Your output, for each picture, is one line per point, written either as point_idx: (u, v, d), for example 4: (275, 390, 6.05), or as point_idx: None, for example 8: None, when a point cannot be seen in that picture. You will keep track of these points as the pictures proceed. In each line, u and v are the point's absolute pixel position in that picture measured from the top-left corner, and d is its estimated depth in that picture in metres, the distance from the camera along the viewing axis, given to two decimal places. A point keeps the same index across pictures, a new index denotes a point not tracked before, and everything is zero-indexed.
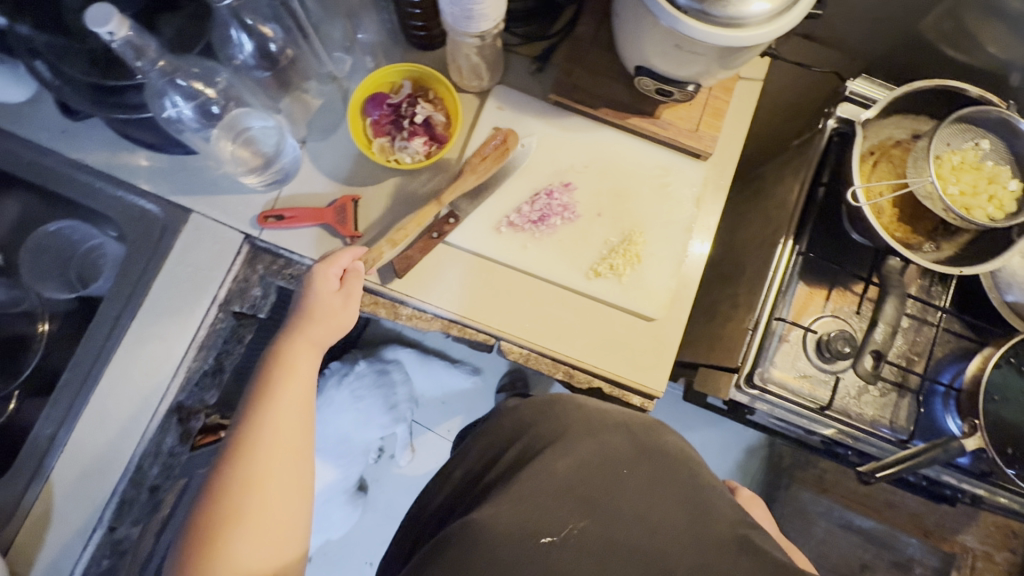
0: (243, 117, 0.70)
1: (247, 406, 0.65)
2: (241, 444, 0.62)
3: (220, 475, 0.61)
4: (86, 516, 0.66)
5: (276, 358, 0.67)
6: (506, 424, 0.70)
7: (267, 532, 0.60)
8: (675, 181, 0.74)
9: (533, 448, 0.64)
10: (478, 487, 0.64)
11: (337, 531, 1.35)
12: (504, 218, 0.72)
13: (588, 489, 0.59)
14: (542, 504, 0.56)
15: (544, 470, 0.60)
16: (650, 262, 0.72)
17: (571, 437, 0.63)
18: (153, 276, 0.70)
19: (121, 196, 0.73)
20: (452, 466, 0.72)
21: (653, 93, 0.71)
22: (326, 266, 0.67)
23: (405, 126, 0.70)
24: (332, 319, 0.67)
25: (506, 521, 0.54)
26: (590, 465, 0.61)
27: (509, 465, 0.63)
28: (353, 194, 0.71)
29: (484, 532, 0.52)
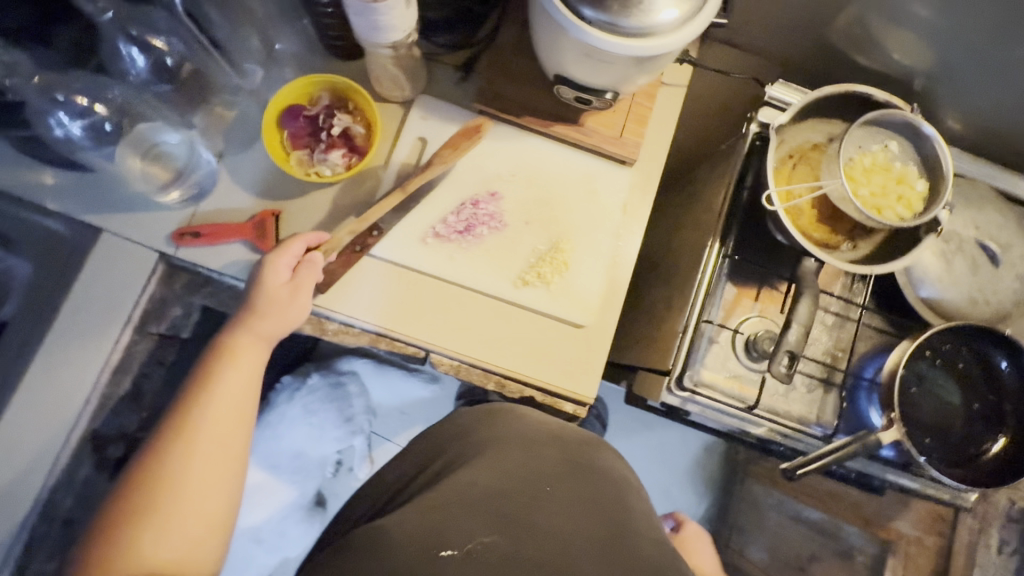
0: (154, 133, 0.71)
1: (185, 395, 0.65)
2: (172, 434, 0.62)
3: (149, 463, 0.61)
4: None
5: (218, 350, 0.67)
6: (442, 434, 0.71)
7: (188, 525, 0.60)
8: (602, 187, 0.75)
9: (460, 454, 0.66)
10: (399, 498, 0.63)
11: (293, 549, 1.31)
12: (432, 228, 0.71)
13: (516, 496, 0.59)
14: (453, 513, 0.55)
15: (470, 473, 0.61)
16: (578, 268, 0.73)
17: (508, 440, 0.66)
18: (60, 298, 0.67)
19: (29, 216, 0.69)
20: (379, 481, 0.70)
21: (574, 101, 0.72)
22: (281, 254, 0.65)
23: (326, 139, 0.70)
24: (268, 317, 0.65)
25: (410, 530, 0.53)
26: (517, 469, 0.62)
27: (430, 477, 0.64)
28: (275, 209, 0.70)
29: (388, 537, 0.52)
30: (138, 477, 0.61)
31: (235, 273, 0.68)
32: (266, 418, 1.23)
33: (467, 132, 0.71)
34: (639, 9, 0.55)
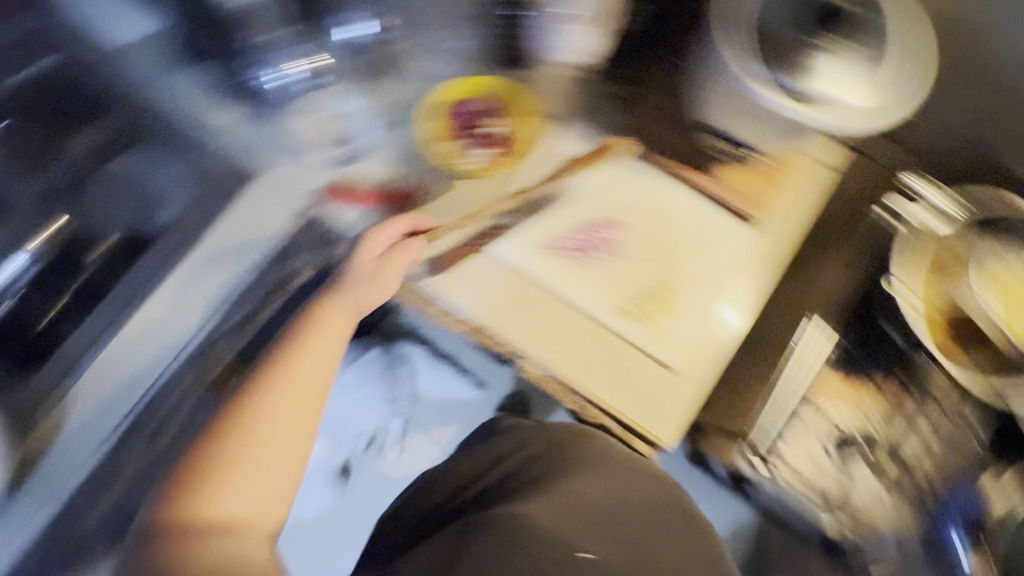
0: (326, 100, 0.79)
1: (262, 368, 0.70)
2: (247, 403, 0.67)
3: (222, 427, 0.67)
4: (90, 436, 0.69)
5: (301, 330, 0.72)
6: (531, 438, 0.76)
7: (252, 489, 0.65)
8: (722, 240, 0.75)
9: (543, 474, 0.71)
10: (500, 483, 0.72)
11: (313, 508, 1.37)
12: (550, 237, 0.74)
13: (611, 521, 0.68)
14: (565, 514, 0.67)
15: (578, 505, 0.68)
16: (682, 312, 0.73)
17: (593, 473, 0.70)
18: (217, 219, 0.75)
19: (208, 147, 0.79)
20: (433, 488, 0.78)
21: (711, 150, 0.77)
22: (380, 242, 0.71)
23: (478, 135, 0.77)
24: (356, 306, 0.72)
25: (552, 539, 0.65)
26: (609, 503, 0.69)
27: (526, 478, 0.72)
28: (414, 186, 0.76)
29: (537, 542, 0.64)
30: (210, 438, 0.67)
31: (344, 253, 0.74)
32: None
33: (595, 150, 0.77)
34: (805, 75, 0.64)
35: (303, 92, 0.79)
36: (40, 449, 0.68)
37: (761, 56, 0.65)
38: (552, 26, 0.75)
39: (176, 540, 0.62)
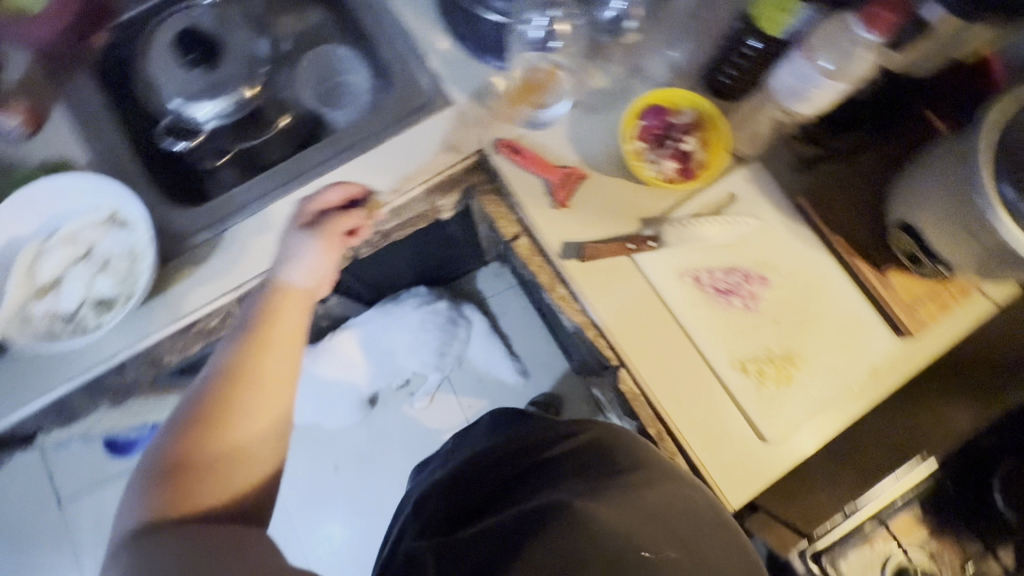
0: (546, 59, 0.76)
1: (232, 363, 0.65)
2: (228, 398, 0.63)
3: (200, 431, 0.62)
4: (209, 287, 0.71)
5: (274, 314, 0.67)
6: (576, 430, 0.74)
7: (243, 483, 0.63)
8: (865, 339, 0.72)
9: (582, 466, 0.69)
10: (547, 468, 0.70)
11: (334, 421, 1.53)
12: (695, 270, 0.73)
13: (669, 519, 0.62)
14: (627, 503, 0.62)
15: (632, 499, 0.62)
16: (798, 391, 0.71)
17: (640, 477, 0.65)
18: (391, 134, 0.76)
19: (412, 62, 0.79)
20: (475, 477, 0.74)
21: (902, 252, 0.70)
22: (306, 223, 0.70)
23: (670, 146, 0.74)
24: (314, 279, 0.69)
25: (613, 528, 0.59)
26: (662, 504, 0.63)
27: (572, 469, 0.69)
28: (584, 170, 0.75)
29: (594, 531, 0.58)
30: (190, 443, 0.62)
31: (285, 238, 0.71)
32: (388, 306, 1.46)
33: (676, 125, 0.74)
34: None
35: (529, 41, 0.74)
36: (174, 276, 0.71)
37: (993, 180, 0.55)
38: (810, 73, 0.58)
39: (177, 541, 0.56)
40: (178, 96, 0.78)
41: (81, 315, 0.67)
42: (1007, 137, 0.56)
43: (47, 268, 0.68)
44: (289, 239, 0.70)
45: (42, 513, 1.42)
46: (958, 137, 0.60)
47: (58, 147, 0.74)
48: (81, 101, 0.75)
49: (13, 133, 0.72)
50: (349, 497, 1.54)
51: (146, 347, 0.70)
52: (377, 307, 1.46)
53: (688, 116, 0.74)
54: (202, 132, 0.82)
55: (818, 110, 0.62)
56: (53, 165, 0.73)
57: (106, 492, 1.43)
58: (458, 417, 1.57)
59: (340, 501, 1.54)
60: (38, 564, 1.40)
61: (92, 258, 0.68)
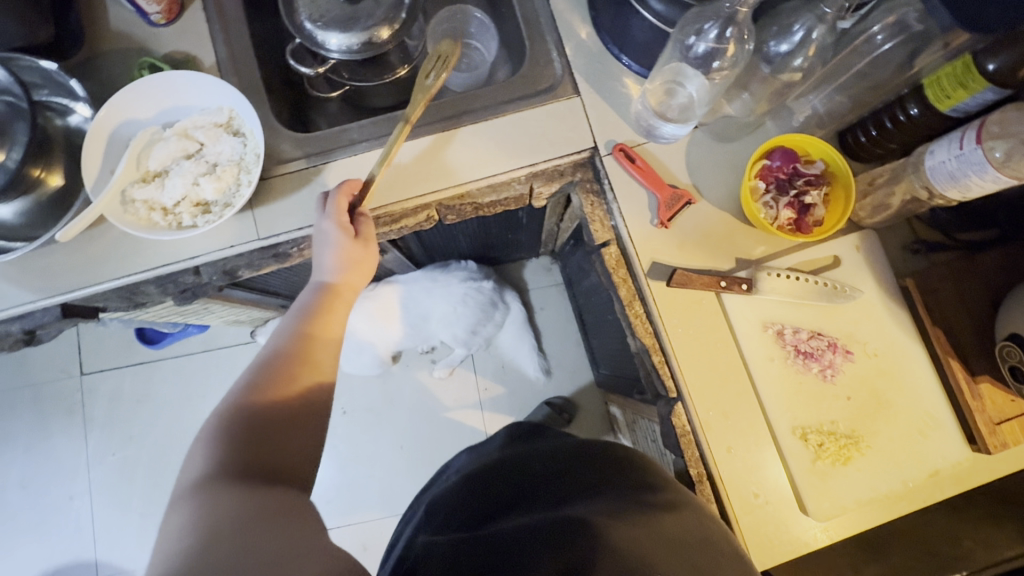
0: (691, 77, 0.71)
1: (279, 350, 0.67)
2: (281, 377, 0.64)
3: (245, 405, 0.61)
4: (301, 216, 0.71)
5: (318, 308, 0.70)
6: (592, 448, 0.70)
7: (290, 456, 0.60)
8: (933, 440, 0.69)
9: (593, 482, 0.62)
10: (554, 484, 0.64)
11: (353, 367, 1.52)
12: (779, 324, 0.71)
13: (689, 548, 0.52)
14: (634, 522, 0.53)
15: (641, 522, 0.53)
16: (853, 475, 0.68)
17: (658, 499, 0.58)
18: (511, 110, 0.75)
19: (546, 43, 0.77)
20: (487, 480, 0.69)
21: (1007, 366, 0.66)
22: (336, 225, 0.68)
23: (790, 193, 0.70)
24: (359, 269, 0.70)
25: (626, 539, 0.50)
26: (681, 530, 0.54)
27: (577, 486, 0.62)
28: (693, 195, 0.73)
29: (606, 541, 0.50)
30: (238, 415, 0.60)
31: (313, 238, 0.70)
32: (436, 272, 1.43)
33: (802, 171, 0.70)
34: None
35: (691, 56, 0.69)
36: (269, 196, 0.71)
37: None
38: (981, 161, 0.54)
39: (235, 495, 0.50)
40: (311, 21, 0.75)
41: (179, 211, 0.68)
42: None
43: (156, 157, 0.68)
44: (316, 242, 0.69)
45: (64, 377, 1.47)
46: None
47: (189, 44, 0.75)
48: (219, 2, 0.76)
49: (150, 17, 0.73)
50: (349, 443, 1.56)
51: (225, 256, 0.71)
52: (426, 270, 1.44)
53: (821, 166, 0.70)
54: (327, 65, 0.80)
55: (966, 197, 0.60)
56: (181, 57, 0.74)
57: (126, 375, 1.48)
58: (472, 397, 1.58)
59: (337, 444, 1.56)
60: (50, 424, 1.46)
61: (201, 159, 0.68)
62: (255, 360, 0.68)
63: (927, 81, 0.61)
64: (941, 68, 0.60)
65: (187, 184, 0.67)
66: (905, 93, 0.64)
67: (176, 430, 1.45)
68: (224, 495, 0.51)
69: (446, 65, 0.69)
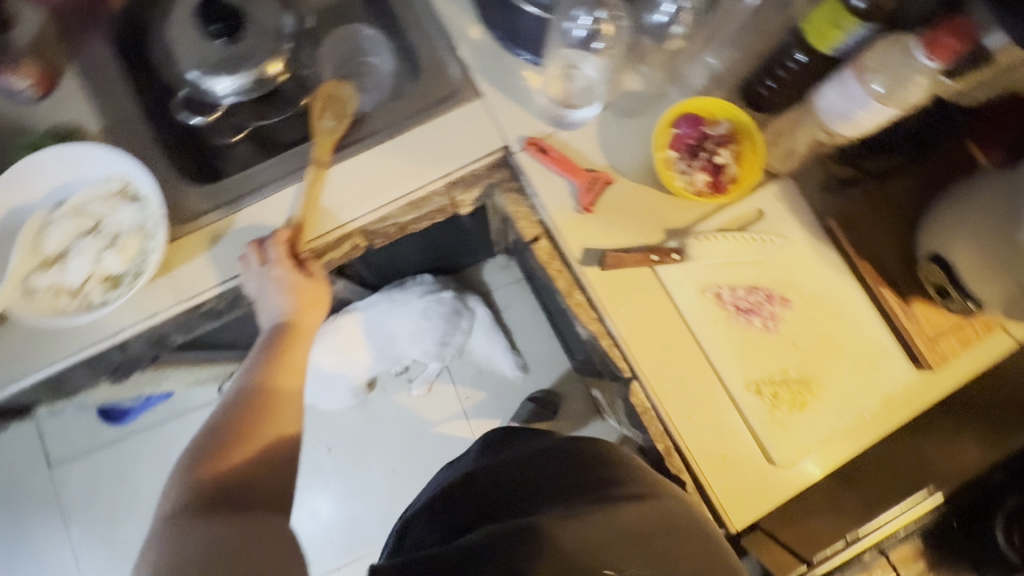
0: (585, 60, 0.75)
1: (245, 397, 0.64)
2: (254, 424, 0.62)
3: (209, 460, 0.59)
4: (221, 269, 0.69)
5: (279, 350, 0.68)
6: (558, 441, 0.69)
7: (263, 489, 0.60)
8: (881, 369, 0.71)
9: (560, 487, 0.63)
10: (524, 489, 0.64)
11: (329, 403, 1.49)
12: (716, 286, 0.72)
13: (651, 536, 0.56)
14: (596, 520, 0.55)
15: (605, 515, 0.56)
16: (810, 417, 0.70)
17: (619, 492, 0.59)
18: (415, 124, 0.74)
19: (439, 49, 0.76)
20: (462, 494, 0.68)
21: (930, 285, 0.68)
22: (288, 266, 0.67)
23: (702, 157, 0.71)
24: (319, 306, 0.71)
25: (575, 540, 0.52)
26: (639, 519, 0.56)
27: (546, 489, 0.63)
28: (610, 175, 0.73)
29: (560, 549, 0.51)
30: (212, 467, 0.58)
31: (259, 284, 0.68)
32: (393, 292, 1.40)
33: (709, 133, 0.71)
34: None
35: (572, 41, 0.74)
36: (182, 256, 0.69)
37: None
38: (862, 96, 0.56)
39: (209, 529, 0.52)
40: (193, 69, 0.72)
41: (88, 290, 0.65)
42: None
43: (53, 239, 0.65)
44: (265, 286, 0.68)
45: (32, 473, 1.42)
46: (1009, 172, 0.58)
47: (69, 113, 0.71)
48: (93, 65, 0.73)
49: (22, 94, 0.70)
50: (341, 478, 1.54)
51: (152, 324, 0.68)
52: (382, 292, 1.41)
53: (726, 125, 0.71)
54: (219, 108, 0.75)
55: (861, 132, 0.61)
56: (66, 129, 0.71)
57: (97, 458, 1.43)
58: (456, 407, 1.58)
59: (330, 481, 1.54)
60: (26, 525, 1.40)
61: (101, 233, 0.66)
62: (213, 415, 0.64)
63: (803, 25, 0.62)
64: (813, 12, 0.61)
65: (91, 262, 0.65)
66: (789, 40, 0.65)
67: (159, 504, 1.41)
68: (201, 528, 0.52)
69: (343, 117, 0.74)
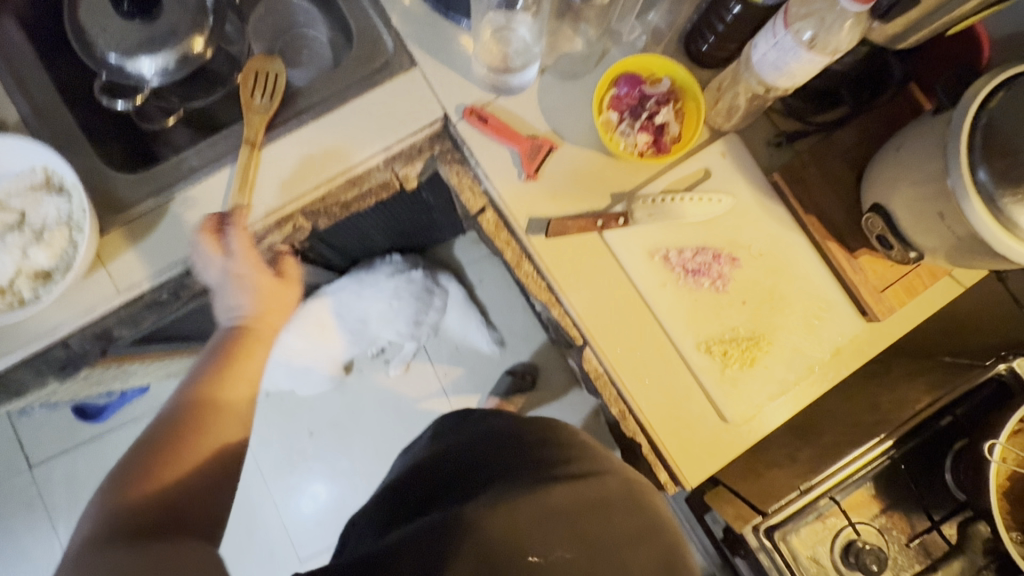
0: (517, 19, 0.71)
1: (192, 400, 0.64)
2: (200, 428, 0.62)
3: (141, 465, 0.59)
4: (160, 258, 0.69)
5: (234, 352, 0.68)
6: (508, 427, 0.73)
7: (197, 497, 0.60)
8: (829, 321, 0.72)
9: (509, 467, 0.66)
10: (468, 477, 0.67)
11: (306, 388, 1.49)
12: (663, 248, 0.71)
13: (576, 518, 0.60)
14: (524, 509, 0.59)
15: (535, 500, 0.60)
16: (760, 372, 0.71)
17: (555, 474, 0.63)
18: (350, 97, 0.71)
19: (370, 17, 0.73)
20: (408, 487, 0.72)
21: (872, 236, 0.68)
22: (252, 264, 0.66)
23: (642, 116, 0.70)
24: (279, 312, 0.71)
25: (500, 528, 0.57)
26: (570, 501, 0.61)
27: (486, 476, 0.66)
28: (553, 141, 0.72)
29: (485, 540, 0.56)
30: (143, 476, 0.58)
31: (220, 278, 0.67)
32: (362, 274, 1.39)
33: (649, 93, 0.70)
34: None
35: (495, 3, 0.70)
36: (120, 246, 0.68)
37: (969, 164, 0.54)
38: (793, 46, 0.55)
39: (127, 547, 0.52)
40: (111, 52, 0.69)
41: (18, 289, 0.63)
42: (991, 115, 0.54)
43: None
44: (226, 283, 0.67)
45: (11, 475, 1.41)
46: (946, 116, 0.58)
47: None
48: (6, 52, 0.69)
49: None
50: (324, 461, 1.55)
51: (91, 320, 0.68)
52: (351, 274, 1.39)
53: (665, 83, 0.70)
54: (145, 88, 0.71)
55: (796, 84, 0.60)
56: None
57: (77, 457, 1.43)
58: (434, 385, 1.58)
59: (314, 465, 1.56)
60: (9, 526, 1.40)
61: (27, 227, 0.64)
62: (158, 415, 0.64)
63: None
64: None
65: (17, 258, 0.63)
66: None
67: None
68: (126, 537, 0.53)
69: (273, 94, 0.70)
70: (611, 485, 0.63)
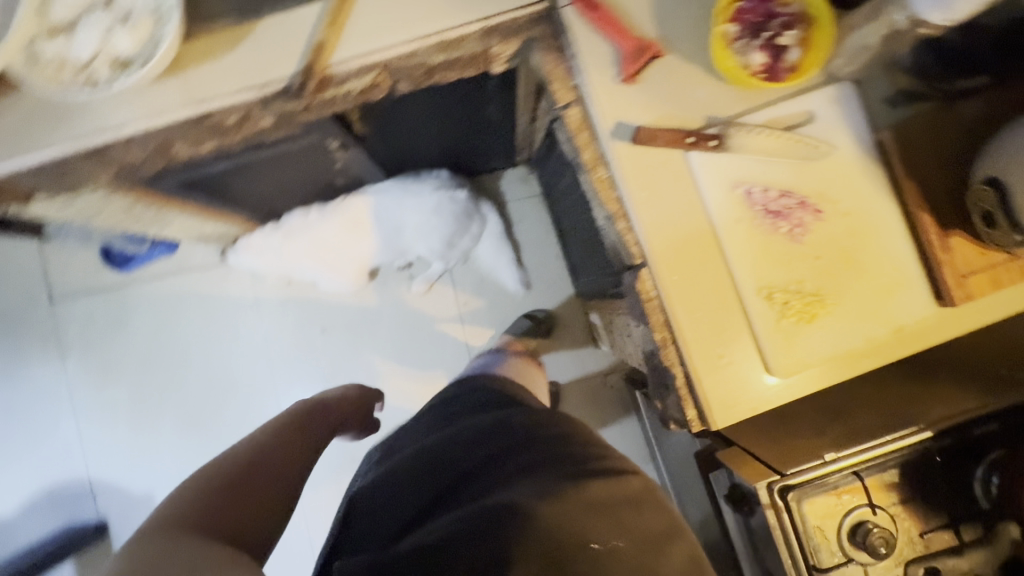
0: None
1: None
2: None
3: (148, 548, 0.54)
4: (234, 80, 0.67)
5: None
6: (515, 425, 0.74)
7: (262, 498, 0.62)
8: (899, 297, 0.68)
9: (527, 463, 0.66)
10: (484, 477, 0.65)
11: (328, 284, 1.46)
12: (748, 183, 0.68)
13: (615, 507, 0.61)
14: (571, 511, 0.58)
15: (570, 495, 0.60)
16: (817, 331, 0.68)
17: (587, 469, 0.65)
18: None
19: None
20: (438, 464, 0.70)
21: (975, 212, 0.64)
22: None
23: (762, 37, 0.65)
24: None
25: (552, 518, 0.57)
26: (606, 493, 0.62)
27: (517, 471, 0.65)
28: (661, 47, 0.67)
29: (541, 529, 0.55)
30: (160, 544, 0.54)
31: None
32: (409, 181, 1.36)
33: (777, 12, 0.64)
34: None
35: None
36: (199, 58, 0.66)
37: None
38: None
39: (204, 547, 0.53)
40: None
41: (95, 67, 0.61)
42: None
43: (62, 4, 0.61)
44: None
45: (32, 303, 1.43)
46: None
47: None
48: None
49: None
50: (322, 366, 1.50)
51: (154, 125, 0.67)
52: (397, 179, 1.37)
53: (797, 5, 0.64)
54: None
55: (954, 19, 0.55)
56: None
57: (97, 300, 1.44)
58: (452, 313, 1.55)
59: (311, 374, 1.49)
60: (22, 351, 1.43)
61: (113, 7, 0.61)
62: None
63: None
64: None
65: (100, 35, 0.61)
66: None
67: (157, 353, 1.45)
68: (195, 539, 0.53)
69: None
70: (634, 484, 0.65)
